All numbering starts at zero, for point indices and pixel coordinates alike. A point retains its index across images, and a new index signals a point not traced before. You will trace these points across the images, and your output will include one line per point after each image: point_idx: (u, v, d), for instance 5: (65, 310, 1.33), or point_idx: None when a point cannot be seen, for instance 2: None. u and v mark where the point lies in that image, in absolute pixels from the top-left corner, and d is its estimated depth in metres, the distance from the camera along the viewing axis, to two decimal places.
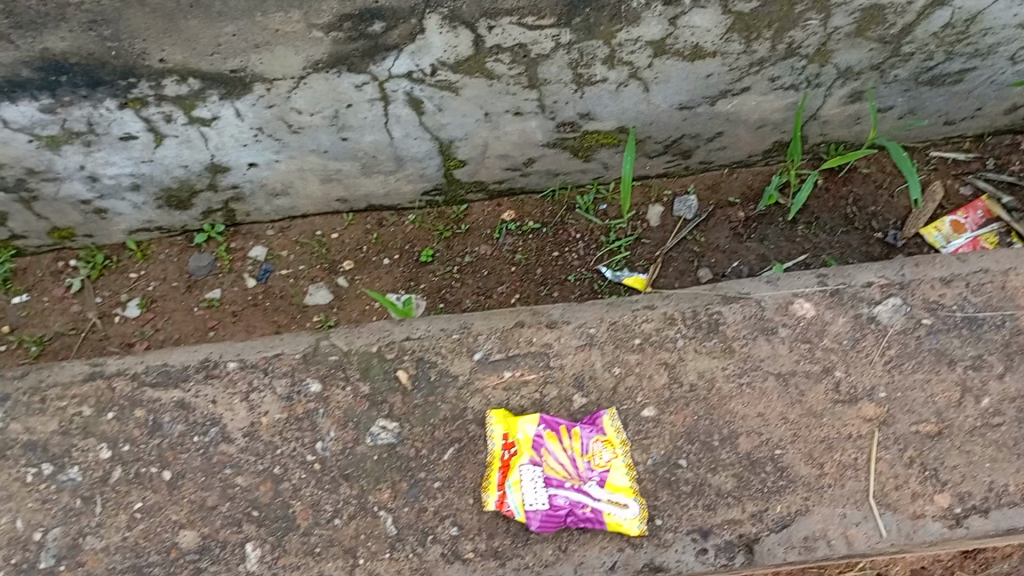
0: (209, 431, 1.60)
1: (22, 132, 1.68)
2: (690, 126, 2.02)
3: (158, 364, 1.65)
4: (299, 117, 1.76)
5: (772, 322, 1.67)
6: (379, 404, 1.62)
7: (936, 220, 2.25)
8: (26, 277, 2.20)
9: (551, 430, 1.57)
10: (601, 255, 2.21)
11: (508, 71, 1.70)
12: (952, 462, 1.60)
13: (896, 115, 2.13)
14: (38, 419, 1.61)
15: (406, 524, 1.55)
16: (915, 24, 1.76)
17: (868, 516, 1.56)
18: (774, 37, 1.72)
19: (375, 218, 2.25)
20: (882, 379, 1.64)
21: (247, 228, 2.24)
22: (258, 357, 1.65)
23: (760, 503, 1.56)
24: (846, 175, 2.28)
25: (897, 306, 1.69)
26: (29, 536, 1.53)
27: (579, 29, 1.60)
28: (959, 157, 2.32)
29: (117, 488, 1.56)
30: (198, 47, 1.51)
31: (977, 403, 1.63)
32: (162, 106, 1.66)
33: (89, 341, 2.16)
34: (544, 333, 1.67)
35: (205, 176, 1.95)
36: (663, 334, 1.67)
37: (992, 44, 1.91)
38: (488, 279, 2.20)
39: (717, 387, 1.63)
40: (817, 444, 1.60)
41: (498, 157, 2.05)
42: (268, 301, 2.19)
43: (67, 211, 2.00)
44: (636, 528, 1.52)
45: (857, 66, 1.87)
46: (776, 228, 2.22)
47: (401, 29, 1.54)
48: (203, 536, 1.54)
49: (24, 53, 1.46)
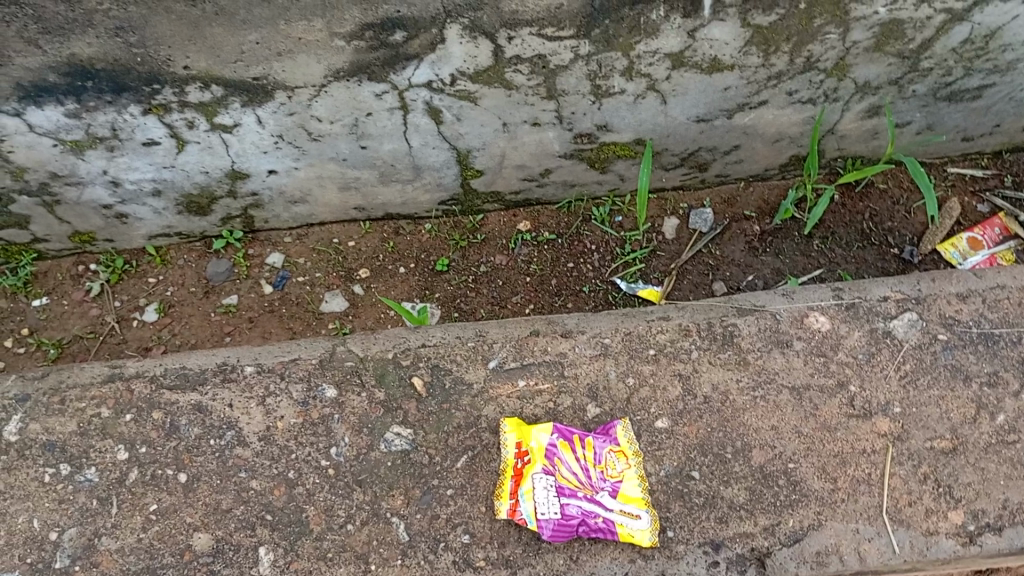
0: (225, 434, 1.62)
1: (47, 137, 1.70)
2: (707, 138, 2.02)
3: (176, 367, 1.67)
4: (319, 125, 1.78)
5: (787, 334, 1.68)
6: (393, 410, 1.63)
7: (953, 236, 2.25)
8: (46, 280, 2.22)
9: (564, 439, 1.58)
10: (616, 267, 2.22)
11: (527, 82, 1.72)
12: (967, 478, 1.59)
13: (914, 131, 2.13)
14: (57, 419, 1.62)
15: (418, 531, 1.55)
16: (933, 40, 1.77)
17: (881, 532, 1.55)
18: (793, 51, 1.72)
19: (392, 227, 2.26)
20: (897, 395, 1.64)
21: (265, 235, 2.26)
22: (275, 362, 1.67)
23: (773, 517, 1.56)
24: (864, 190, 2.27)
25: (913, 321, 1.68)
26: (45, 535, 1.55)
27: (598, 40, 1.61)
28: (977, 174, 2.31)
29: (133, 490, 1.58)
30: (222, 54, 1.53)
31: (992, 419, 1.62)
32: (184, 112, 1.68)
33: (108, 345, 2.18)
34: (559, 343, 1.68)
35: (225, 183, 1.97)
36: (677, 345, 1.67)
37: (1011, 61, 1.91)
38: (502, 289, 2.21)
39: (731, 399, 1.63)
40: (831, 458, 1.60)
41: (515, 167, 2.06)
42: (284, 307, 2.21)
43: (89, 215, 2.03)
44: (647, 538, 1.52)
45: (875, 80, 1.88)
46: (791, 243, 2.22)
47: (422, 39, 1.55)
48: (217, 539, 1.55)
49: (51, 58, 1.49)
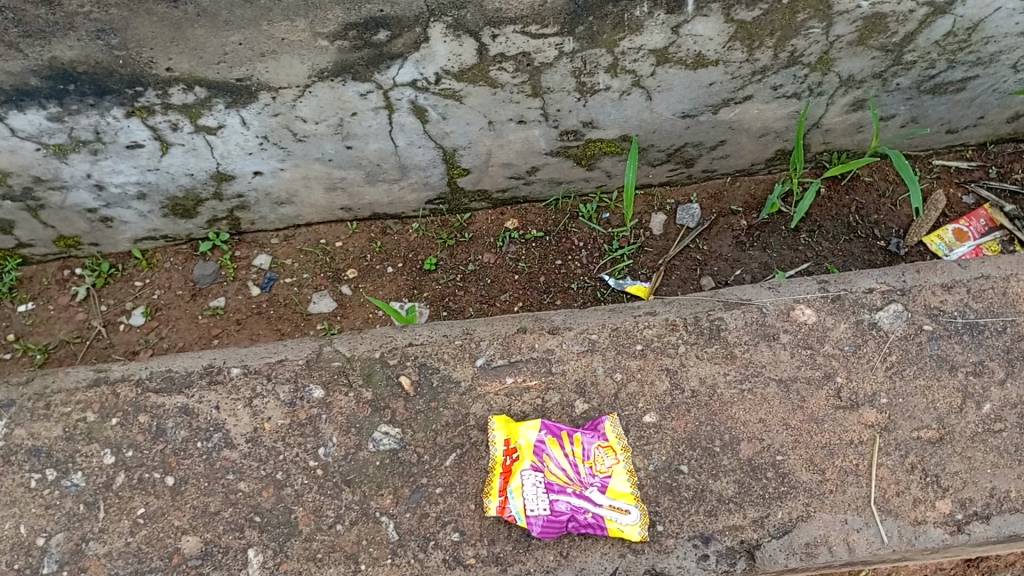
0: (212, 437, 1.61)
1: (30, 140, 1.69)
2: (693, 134, 2.03)
3: (161, 370, 1.66)
4: (304, 125, 1.77)
5: (774, 327, 1.68)
6: (381, 410, 1.63)
7: (939, 228, 2.26)
8: (31, 285, 2.21)
9: (552, 435, 1.58)
10: (604, 264, 2.22)
11: (512, 80, 1.72)
12: (954, 468, 1.59)
13: (899, 124, 2.14)
14: (43, 424, 1.62)
15: (408, 530, 1.55)
16: (917, 33, 1.77)
17: (870, 522, 1.56)
18: (776, 46, 1.72)
19: (379, 226, 2.26)
20: (884, 386, 1.64)
21: (252, 236, 2.25)
22: (261, 363, 1.66)
23: (762, 509, 1.56)
24: (850, 184, 2.28)
25: (899, 312, 1.69)
26: (32, 541, 1.54)
27: (583, 37, 1.61)
28: (962, 165, 2.32)
29: (120, 494, 1.57)
30: (205, 56, 1.52)
31: (978, 408, 1.63)
32: (168, 114, 1.67)
33: (95, 349, 2.17)
34: (546, 339, 1.68)
35: (210, 185, 1.96)
36: (664, 339, 1.67)
37: (994, 53, 1.92)
38: (491, 287, 2.21)
39: (719, 393, 1.64)
40: (819, 449, 1.60)
41: (501, 165, 2.06)
42: (272, 308, 2.20)
43: (74, 219, 2.02)
44: (637, 533, 1.52)
45: (859, 74, 1.88)
46: (778, 236, 2.23)
47: (406, 38, 1.55)
48: (206, 542, 1.55)
49: (32, 61, 1.48)
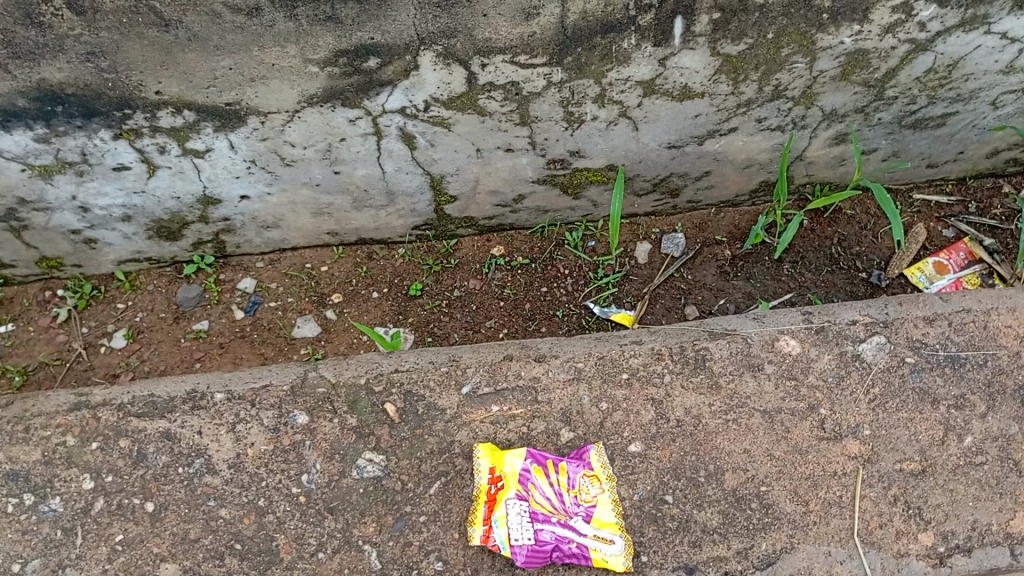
0: (193, 462, 1.59)
1: (15, 161, 1.69)
2: (679, 164, 2.05)
3: (143, 395, 1.64)
4: (293, 150, 1.78)
5: (759, 358, 1.69)
6: (366, 436, 1.62)
7: (919, 261, 2.29)
8: (13, 306, 2.19)
9: (537, 463, 1.58)
10: (589, 291, 2.23)
11: (500, 108, 1.73)
12: (936, 500, 1.61)
13: (881, 157, 2.17)
14: (21, 448, 1.59)
15: (391, 558, 1.55)
16: (899, 69, 1.80)
17: (853, 554, 1.57)
18: (761, 79, 1.75)
19: (365, 251, 2.26)
20: (866, 417, 1.65)
21: (237, 260, 2.24)
22: (245, 389, 1.65)
23: (746, 540, 1.56)
24: (832, 216, 2.31)
25: (882, 344, 1.70)
26: (8, 566, 1.52)
27: (571, 68, 1.63)
28: (942, 200, 2.36)
29: (99, 520, 1.55)
30: (195, 80, 1.52)
31: (960, 441, 1.64)
32: (156, 137, 1.67)
33: (74, 372, 2.15)
34: (533, 367, 1.67)
35: (196, 208, 1.96)
36: (650, 368, 1.68)
37: (974, 89, 1.95)
38: (475, 314, 2.21)
39: (703, 423, 1.64)
40: (803, 480, 1.61)
41: (488, 192, 2.07)
42: (256, 332, 2.19)
43: (56, 240, 2.00)
44: (621, 564, 1.53)
45: (842, 108, 1.91)
46: (762, 267, 2.25)
47: (396, 65, 1.56)
48: (185, 569, 1.53)
49: (20, 82, 1.48)
